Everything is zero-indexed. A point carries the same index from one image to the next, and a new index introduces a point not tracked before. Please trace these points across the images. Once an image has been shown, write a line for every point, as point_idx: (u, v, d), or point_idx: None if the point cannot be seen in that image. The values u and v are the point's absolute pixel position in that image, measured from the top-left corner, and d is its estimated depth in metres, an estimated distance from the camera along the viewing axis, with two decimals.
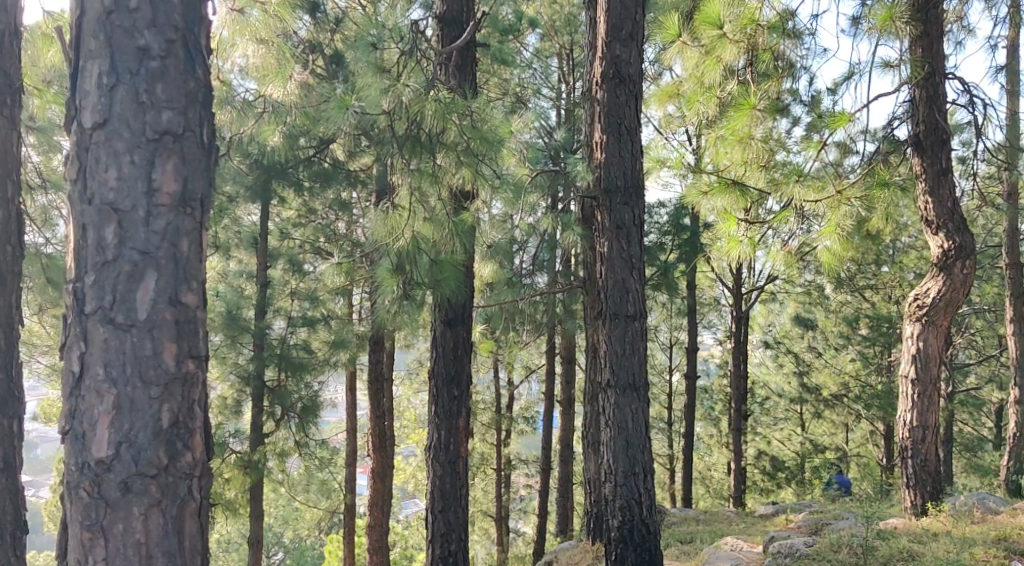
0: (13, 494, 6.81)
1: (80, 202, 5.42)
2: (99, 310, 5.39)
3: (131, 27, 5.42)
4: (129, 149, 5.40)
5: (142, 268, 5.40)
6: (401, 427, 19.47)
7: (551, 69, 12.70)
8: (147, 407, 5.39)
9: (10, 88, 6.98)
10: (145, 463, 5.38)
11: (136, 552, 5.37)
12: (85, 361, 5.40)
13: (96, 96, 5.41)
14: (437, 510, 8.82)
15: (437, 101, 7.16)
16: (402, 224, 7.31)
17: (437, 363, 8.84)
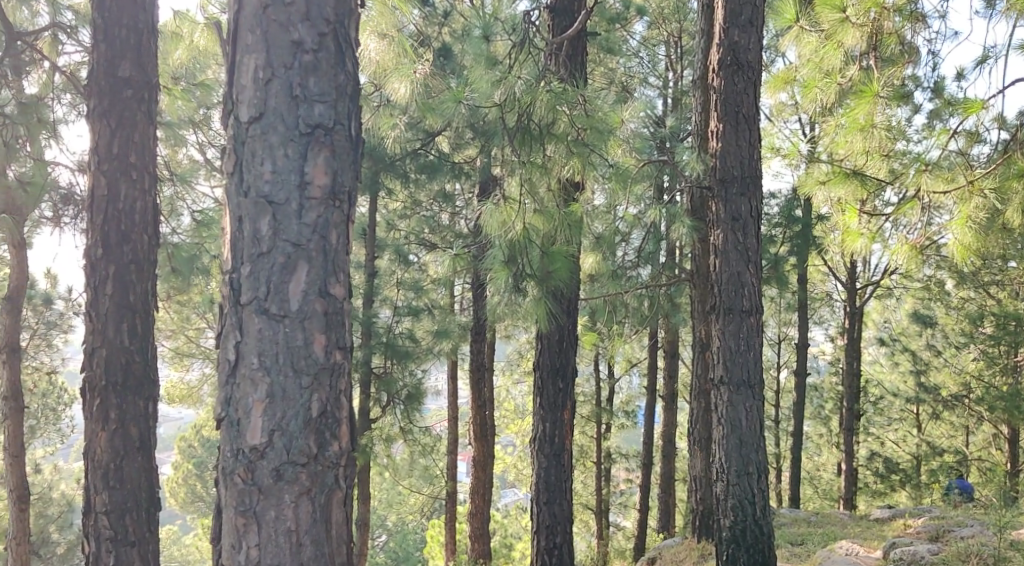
0: (149, 472, 7.08)
1: (237, 194, 5.53)
2: (254, 300, 5.50)
3: (286, 21, 5.52)
4: (284, 142, 5.50)
5: (295, 260, 5.50)
6: (501, 416, 19.57)
7: (659, 58, 12.46)
8: (299, 396, 5.50)
9: (148, 84, 7.13)
10: (297, 451, 5.49)
11: (287, 538, 5.48)
12: (241, 350, 5.51)
13: (253, 90, 5.52)
14: (542, 502, 8.83)
15: (549, 92, 7.18)
16: (514, 215, 7.30)
17: (542, 355, 8.84)
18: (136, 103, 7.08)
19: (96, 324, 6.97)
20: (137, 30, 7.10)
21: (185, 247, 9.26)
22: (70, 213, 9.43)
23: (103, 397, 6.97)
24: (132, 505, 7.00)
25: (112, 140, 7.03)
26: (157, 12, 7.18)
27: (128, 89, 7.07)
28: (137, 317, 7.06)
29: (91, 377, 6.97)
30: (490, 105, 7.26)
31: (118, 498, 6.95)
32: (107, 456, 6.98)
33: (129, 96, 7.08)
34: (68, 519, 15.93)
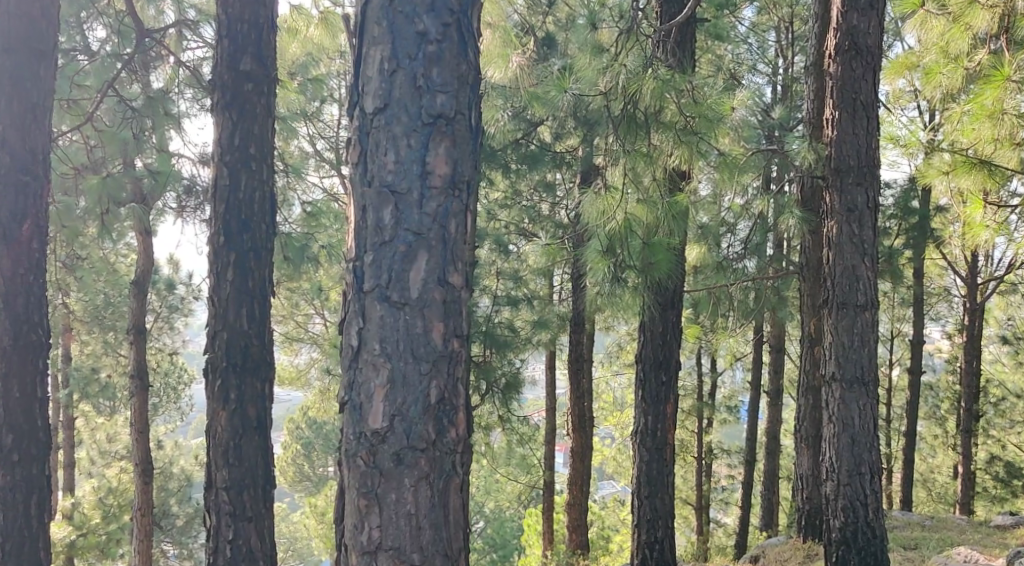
0: (265, 450, 7.14)
1: (361, 184, 5.48)
2: (377, 287, 5.43)
3: (411, 12, 5.43)
4: (407, 133, 5.42)
5: (415, 248, 5.42)
6: (601, 408, 19.50)
7: (768, 44, 12.21)
8: (418, 382, 5.42)
9: (267, 78, 7.16)
10: (416, 437, 5.41)
11: (407, 522, 5.40)
12: (363, 337, 5.45)
13: (378, 81, 5.45)
14: (643, 495, 8.80)
15: (656, 79, 7.00)
16: (615, 206, 7.17)
17: (645, 348, 8.77)
18: (255, 96, 7.12)
19: (218, 308, 7.04)
20: (256, 24, 7.12)
21: (296, 237, 9.35)
22: (193, 203, 9.81)
23: (224, 377, 7.02)
24: (249, 481, 7.06)
25: (233, 132, 7.07)
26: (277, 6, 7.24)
27: (249, 83, 7.09)
28: (256, 301, 7.11)
29: (212, 357, 7.04)
30: (595, 94, 7.24)
31: (236, 474, 7.03)
32: (226, 434, 7.04)
33: (249, 89, 7.09)
34: (185, 492, 16.45)
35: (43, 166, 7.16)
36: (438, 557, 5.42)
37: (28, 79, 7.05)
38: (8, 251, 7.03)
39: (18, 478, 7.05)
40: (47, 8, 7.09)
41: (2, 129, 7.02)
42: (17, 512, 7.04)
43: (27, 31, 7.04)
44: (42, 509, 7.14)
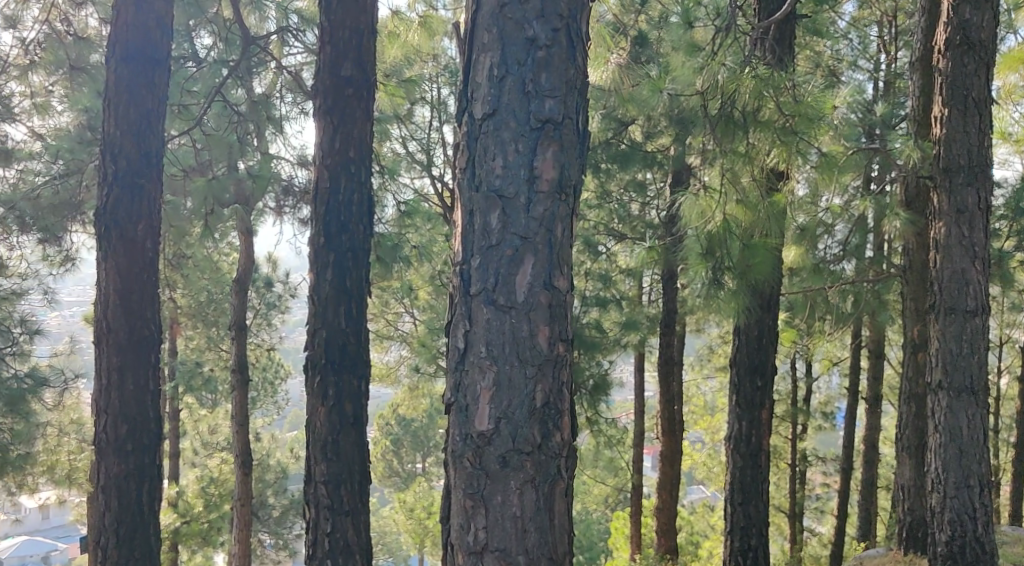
0: (361, 447, 7.22)
1: (468, 189, 5.29)
2: (483, 291, 5.22)
3: (521, 19, 5.24)
4: (515, 137, 5.22)
5: (522, 252, 5.21)
6: (691, 411, 19.30)
7: (870, 40, 11.97)
8: (524, 385, 5.20)
9: (367, 83, 7.23)
10: (522, 440, 5.19)
11: (513, 524, 5.18)
12: (470, 339, 5.24)
13: (487, 87, 5.25)
14: (737, 502, 8.73)
15: (755, 77, 6.85)
16: (714, 205, 7.14)
17: (740, 351, 8.64)
18: (356, 101, 7.19)
19: (318, 306, 7.15)
20: (356, 31, 7.18)
21: (389, 237, 9.59)
22: (291, 202, 10.03)
23: (323, 374, 7.14)
24: (346, 476, 7.15)
25: (334, 136, 7.16)
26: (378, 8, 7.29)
27: (350, 87, 7.17)
28: (352, 300, 7.19)
29: (312, 354, 7.17)
30: (692, 94, 7.14)
31: (333, 469, 7.13)
32: (325, 429, 7.15)
33: (350, 95, 7.17)
34: (281, 484, 16.78)
35: (157, 170, 7.36)
36: (542, 562, 5.20)
37: (145, 86, 7.26)
38: (124, 251, 7.25)
39: (130, 467, 7.28)
40: (162, 17, 7.29)
41: (119, 136, 7.23)
42: (130, 499, 7.27)
43: (143, 40, 7.24)
44: (152, 497, 7.38)
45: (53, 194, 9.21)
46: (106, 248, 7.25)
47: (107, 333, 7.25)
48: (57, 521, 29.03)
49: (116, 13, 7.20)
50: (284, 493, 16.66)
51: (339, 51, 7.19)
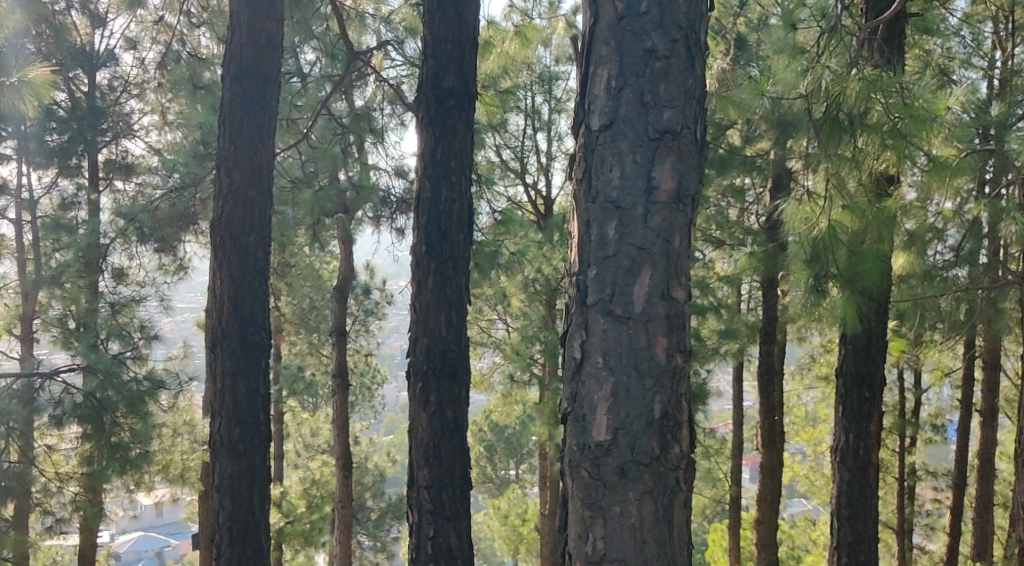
0: (464, 453, 7.27)
1: (584, 200, 5.20)
2: (600, 301, 5.14)
3: (640, 30, 5.13)
4: (632, 148, 5.12)
5: (640, 263, 5.11)
6: (791, 422, 18.96)
7: (983, 37, 11.64)
8: (641, 397, 5.10)
9: (468, 94, 7.27)
10: (641, 451, 5.09)
11: (630, 536, 5.09)
12: (586, 349, 5.16)
13: (605, 99, 5.16)
14: (844, 517, 8.57)
15: (862, 80, 6.74)
16: (818, 212, 6.95)
17: (846, 362, 8.48)
18: (457, 112, 7.24)
19: (419, 314, 7.23)
20: (457, 43, 7.22)
21: (487, 244, 9.69)
22: (388, 212, 10.13)
23: (425, 381, 7.21)
24: (448, 481, 7.20)
25: (435, 148, 7.23)
26: (478, 16, 7.30)
27: (451, 99, 7.22)
28: (453, 308, 7.23)
29: (415, 362, 7.25)
30: (796, 97, 7.06)
31: (436, 475, 7.19)
32: (427, 434, 7.22)
33: (451, 106, 7.22)
34: (379, 487, 16.99)
35: (268, 182, 7.56)
36: None
37: (257, 102, 7.46)
38: (237, 261, 7.46)
39: (243, 467, 7.49)
40: (273, 35, 7.48)
41: (233, 150, 7.43)
42: (242, 498, 7.47)
43: (255, 58, 7.42)
44: (263, 496, 7.57)
45: (169, 206, 9.97)
46: (220, 257, 7.46)
47: (220, 340, 7.45)
48: (169, 514, 29.91)
49: (231, 33, 7.42)
50: (383, 496, 16.88)
51: (440, 63, 7.23)
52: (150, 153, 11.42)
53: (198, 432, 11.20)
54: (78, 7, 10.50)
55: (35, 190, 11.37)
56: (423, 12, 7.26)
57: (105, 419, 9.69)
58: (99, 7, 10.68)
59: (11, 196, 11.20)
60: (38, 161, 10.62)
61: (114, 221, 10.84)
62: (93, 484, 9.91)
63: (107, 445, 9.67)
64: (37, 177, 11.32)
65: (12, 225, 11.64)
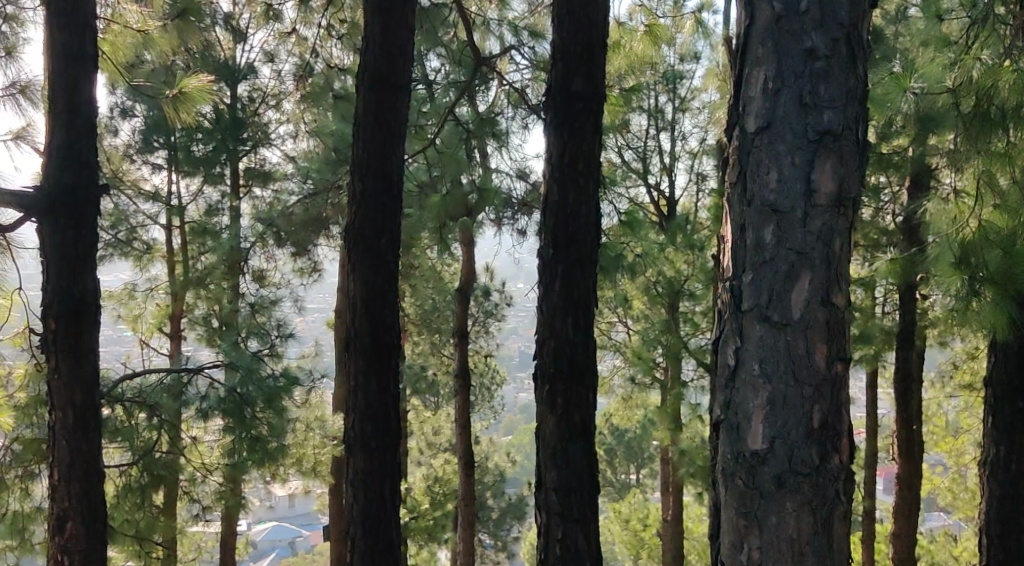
0: (590, 455, 7.26)
1: (739, 203, 5.04)
2: (756, 308, 4.95)
3: (799, 30, 4.94)
4: (790, 150, 4.93)
5: (799, 269, 4.91)
6: (930, 432, 18.27)
7: None
8: (800, 406, 4.90)
9: (597, 96, 7.24)
10: (799, 462, 4.89)
11: (789, 547, 4.90)
12: (741, 357, 4.99)
13: (761, 101, 4.99)
14: (993, 534, 8.24)
15: (1018, 72, 6.40)
16: (967, 211, 6.88)
17: (998, 371, 8.18)
18: (586, 115, 7.22)
19: (546, 317, 7.24)
20: (587, 45, 7.20)
21: (612, 246, 9.76)
22: (509, 213, 10.25)
23: (552, 383, 7.22)
24: (576, 484, 7.19)
25: (563, 150, 7.23)
26: (607, 15, 7.28)
27: (581, 102, 7.20)
28: (580, 310, 7.21)
29: (542, 363, 7.26)
30: (942, 91, 6.87)
31: (563, 476, 7.19)
32: (554, 437, 7.22)
33: (580, 108, 7.21)
34: (500, 487, 17.05)
35: (398, 188, 7.70)
36: None
37: (388, 110, 7.63)
38: (369, 265, 7.60)
39: (375, 462, 7.62)
40: (404, 46, 7.64)
41: (366, 157, 7.60)
42: (374, 493, 7.60)
43: (388, 67, 7.60)
44: (394, 492, 7.68)
45: (303, 211, 10.42)
46: (353, 259, 7.63)
47: (353, 341, 7.61)
48: (299, 507, 30.73)
49: (365, 44, 7.61)
50: (503, 496, 16.94)
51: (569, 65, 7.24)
52: (285, 161, 12.22)
53: (327, 427, 11.75)
54: (221, 23, 11.29)
55: (183, 196, 12.27)
56: (552, 15, 7.29)
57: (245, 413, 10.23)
58: (240, 25, 11.40)
59: (160, 203, 12.05)
60: (185, 169, 11.86)
61: (255, 226, 10.79)
62: (234, 474, 10.47)
63: (248, 437, 10.16)
64: (184, 185, 12.26)
65: (163, 230, 12.42)
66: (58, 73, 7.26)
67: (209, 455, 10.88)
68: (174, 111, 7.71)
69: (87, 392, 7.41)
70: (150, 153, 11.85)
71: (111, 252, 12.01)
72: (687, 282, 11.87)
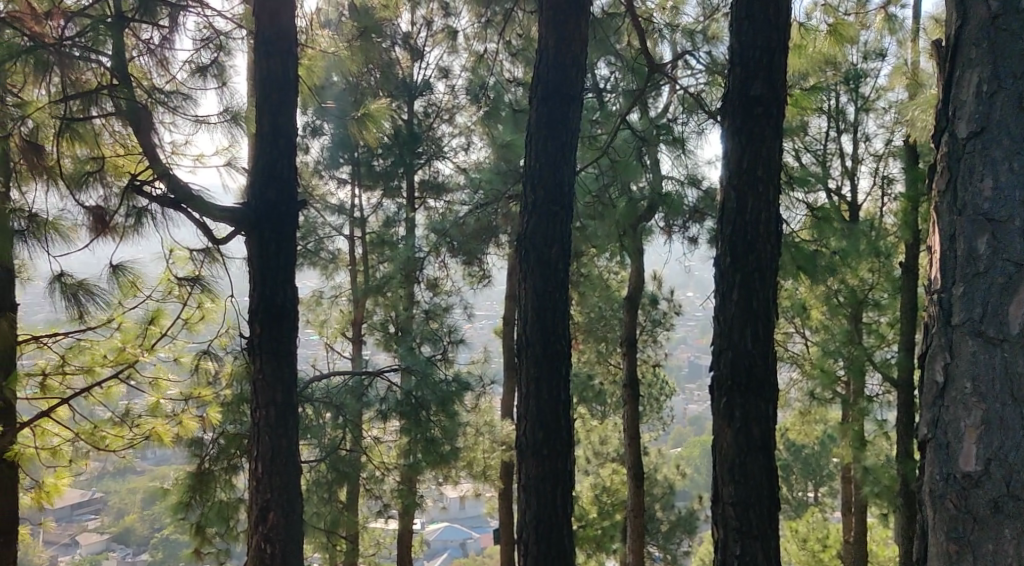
0: (771, 470, 7.07)
1: (949, 213, 4.89)
2: (969, 321, 4.79)
3: (1018, 30, 4.79)
4: (1008, 157, 4.76)
5: (1017, 281, 4.71)
6: None
7: None
8: (1019, 426, 4.68)
9: (777, 100, 7.07)
10: (1018, 484, 4.67)
11: None
12: (951, 372, 4.83)
13: (975, 105, 4.84)
14: None
15: None
16: None
17: None
18: (766, 119, 7.06)
19: (723, 327, 7.12)
20: (767, 48, 7.05)
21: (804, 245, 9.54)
22: (680, 222, 10.26)
23: (729, 396, 7.09)
24: (755, 500, 7.04)
25: (742, 157, 7.10)
26: (790, 16, 7.11)
27: (760, 107, 7.05)
28: (759, 320, 7.05)
29: (719, 375, 7.15)
30: None
31: (742, 492, 7.05)
32: (732, 450, 7.09)
33: (759, 114, 7.06)
34: (669, 499, 16.83)
35: (569, 198, 7.72)
36: None
37: (560, 121, 7.66)
38: (540, 273, 7.66)
39: (547, 469, 7.64)
40: (578, 56, 7.68)
41: (538, 167, 7.67)
42: (547, 500, 7.62)
43: (560, 78, 7.64)
44: (567, 500, 7.67)
45: (476, 221, 10.64)
46: (525, 269, 7.71)
47: (525, 348, 7.70)
48: (470, 510, 30.98)
49: (539, 58, 7.69)
50: (673, 508, 16.72)
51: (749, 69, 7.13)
52: (457, 172, 12.52)
53: (497, 432, 11.69)
54: (400, 42, 11.82)
55: (365, 209, 12.69)
56: (731, 20, 7.18)
57: (422, 416, 10.68)
58: (417, 43, 11.99)
59: (345, 216, 12.54)
60: (367, 183, 12.29)
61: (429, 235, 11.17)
62: (411, 474, 10.73)
63: (422, 440, 10.63)
64: (366, 198, 12.66)
65: (347, 240, 12.87)
66: (264, 99, 7.82)
67: (388, 456, 11.21)
68: (360, 132, 8.61)
69: (287, 393, 7.98)
70: (335, 168, 12.24)
71: (302, 263, 12.56)
72: (872, 291, 11.57)
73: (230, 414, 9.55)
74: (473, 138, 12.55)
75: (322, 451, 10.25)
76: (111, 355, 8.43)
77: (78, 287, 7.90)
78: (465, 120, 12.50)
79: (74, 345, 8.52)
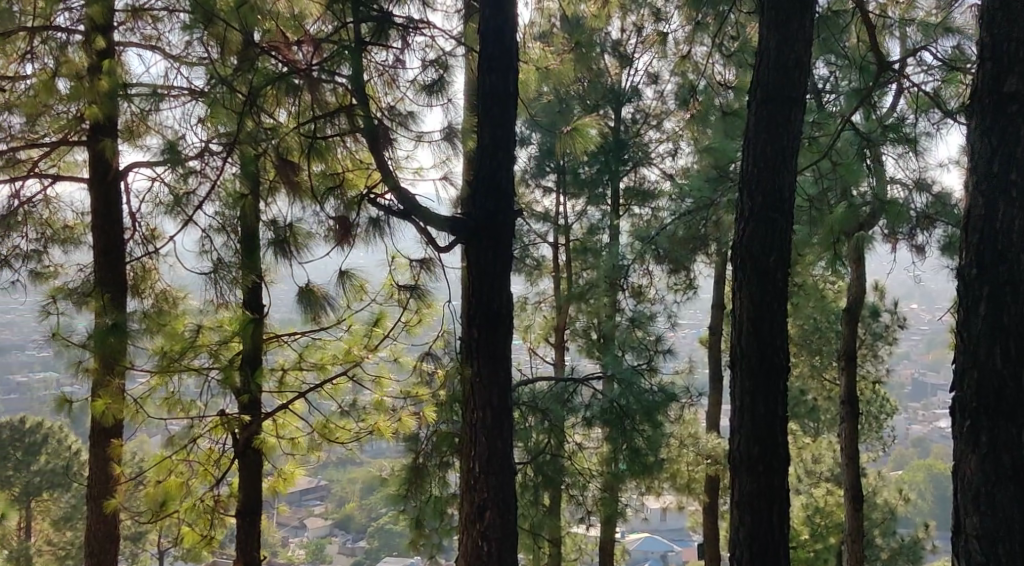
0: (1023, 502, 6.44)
1: None
2: None
3: None
4: None
5: None
6: None
7: None
8: None
9: None
10: None
11: None
12: None
13: None
14: None
15: None
16: None
17: None
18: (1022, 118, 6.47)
19: (967, 345, 6.57)
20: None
21: None
22: (908, 229, 9.29)
23: (974, 419, 6.52)
24: (1004, 534, 6.43)
25: (993, 158, 6.53)
26: None
27: (1014, 104, 6.47)
28: (1010, 337, 6.46)
29: (961, 396, 6.58)
30: None
31: (988, 524, 6.46)
32: (977, 478, 6.51)
33: (1015, 111, 6.47)
34: (890, 525, 15.84)
35: (790, 205, 7.28)
36: None
37: (780, 124, 7.26)
38: (757, 281, 7.26)
39: (763, 486, 7.22)
40: (801, 58, 7.25)
41: (756, 171, 7.28)
42: (762, 519, 7.21)
43: (782, 80, 7.23)
44: (784, 520, 7.24)
45: (686, 229, 10.29)
46: (742, 278, 7.32)
47: (738, 359, 7.32)
48: (673, 521, 30.29)
49: (759, 59, 7.31)
50: (894, 535, 15.73)
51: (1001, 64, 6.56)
52: (664, 179, 12.20)
53: (702, 444, 11.40)
54: (610, 51, 11.57)
55: (570, 217, 12.45)
56: (981, 10, 6.61)
57: (626, 425, 10.55)
58: (627, 50, 11.71)
59: (550, 223, 12.37)
60: (573, 191, 12.11)
61: (635, 243, 11.06)
62: (615, 483, 10.47)
63: (627, 448, 10.49)
64: (571, 207, 12.44)
65: (552, 247, 12.72)
66: (485, 111, 7.80)
67: (591, 464, 10.94)
68: (568, 147, 8.50)
69: (502, 395, 7.89)
70: (542, 176, 12.20)
71: None
72: None
73: (444, 411, 9.28)
74: (681, 144, 12.04)
75: (527, 455, 10.13)
76: (342, 354, 8.56)
77: (317, 294, 7.96)
78: (673, 125, 12.16)
79: (308, 344, 8.63)
